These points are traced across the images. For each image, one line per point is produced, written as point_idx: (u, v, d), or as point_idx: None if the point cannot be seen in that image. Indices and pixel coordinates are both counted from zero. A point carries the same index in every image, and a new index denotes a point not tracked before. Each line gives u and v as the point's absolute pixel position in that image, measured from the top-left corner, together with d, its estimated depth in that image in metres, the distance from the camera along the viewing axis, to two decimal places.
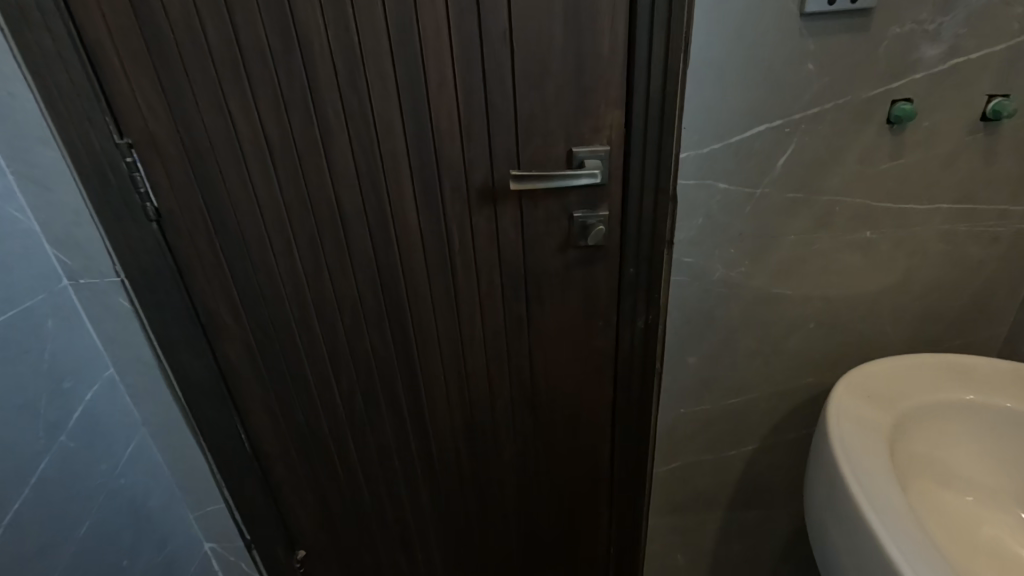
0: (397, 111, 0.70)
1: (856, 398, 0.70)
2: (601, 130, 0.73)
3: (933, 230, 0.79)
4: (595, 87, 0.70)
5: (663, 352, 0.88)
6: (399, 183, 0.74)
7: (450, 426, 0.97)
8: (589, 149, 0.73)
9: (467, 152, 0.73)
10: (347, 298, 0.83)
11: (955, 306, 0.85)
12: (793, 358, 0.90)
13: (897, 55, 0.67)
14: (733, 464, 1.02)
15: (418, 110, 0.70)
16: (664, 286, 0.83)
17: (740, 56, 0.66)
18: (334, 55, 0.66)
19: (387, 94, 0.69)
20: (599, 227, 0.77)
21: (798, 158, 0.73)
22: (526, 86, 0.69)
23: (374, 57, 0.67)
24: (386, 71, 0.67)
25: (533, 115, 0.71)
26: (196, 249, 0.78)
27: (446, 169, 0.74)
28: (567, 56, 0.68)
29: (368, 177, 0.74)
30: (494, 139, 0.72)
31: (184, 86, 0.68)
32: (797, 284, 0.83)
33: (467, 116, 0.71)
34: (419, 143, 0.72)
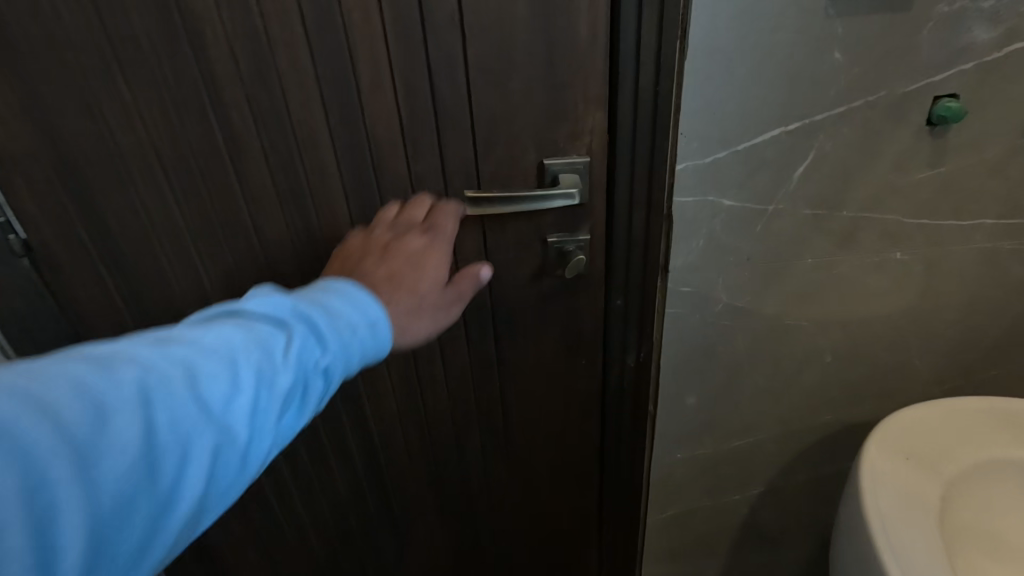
0: (322, 114, 0.55)
1: (897, 461, 0.57)
2: (580, 136, 0.59)
3: (973, 248, 0.67)
4: (571, 82, 0.56)
5: (657, 392, 0.76)
6: (333, 204, 0.60)
7: (412, 480, 0.83)
8: (565, 160, 0.59)
9: (415, 166, 0.59)
10: None
11: (991, 332, 0.74)
12: (806, 394, 0.77)
13: (943, 41, 0.54)
14: (738, 509, 0.90)
15: (348, 113, 0.55)
16: (658, 318, 0.70)
17: (751, 42, 0.52)
18: (234, 43, 0.51)
19: (307, 94, 0.54)
20: (580, 255, 0.63)
21: (818, 167, 0.60)
22: (485, 82, 0.55)
23: (286, 46, 0.52)
24: (303, 64, 0.53)
25: (494, 118, 0.57)
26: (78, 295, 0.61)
27: (389, 186, 0.60)
28: (536, 45, 0.54)
29: (292, 197, 0.59)
30: (448, 149, 0.58)
31: (34, 87, 0.51)
32: (813, 313, 0.71)
33: (414, 121, 0.56)
34: (352, 154, 0.58)
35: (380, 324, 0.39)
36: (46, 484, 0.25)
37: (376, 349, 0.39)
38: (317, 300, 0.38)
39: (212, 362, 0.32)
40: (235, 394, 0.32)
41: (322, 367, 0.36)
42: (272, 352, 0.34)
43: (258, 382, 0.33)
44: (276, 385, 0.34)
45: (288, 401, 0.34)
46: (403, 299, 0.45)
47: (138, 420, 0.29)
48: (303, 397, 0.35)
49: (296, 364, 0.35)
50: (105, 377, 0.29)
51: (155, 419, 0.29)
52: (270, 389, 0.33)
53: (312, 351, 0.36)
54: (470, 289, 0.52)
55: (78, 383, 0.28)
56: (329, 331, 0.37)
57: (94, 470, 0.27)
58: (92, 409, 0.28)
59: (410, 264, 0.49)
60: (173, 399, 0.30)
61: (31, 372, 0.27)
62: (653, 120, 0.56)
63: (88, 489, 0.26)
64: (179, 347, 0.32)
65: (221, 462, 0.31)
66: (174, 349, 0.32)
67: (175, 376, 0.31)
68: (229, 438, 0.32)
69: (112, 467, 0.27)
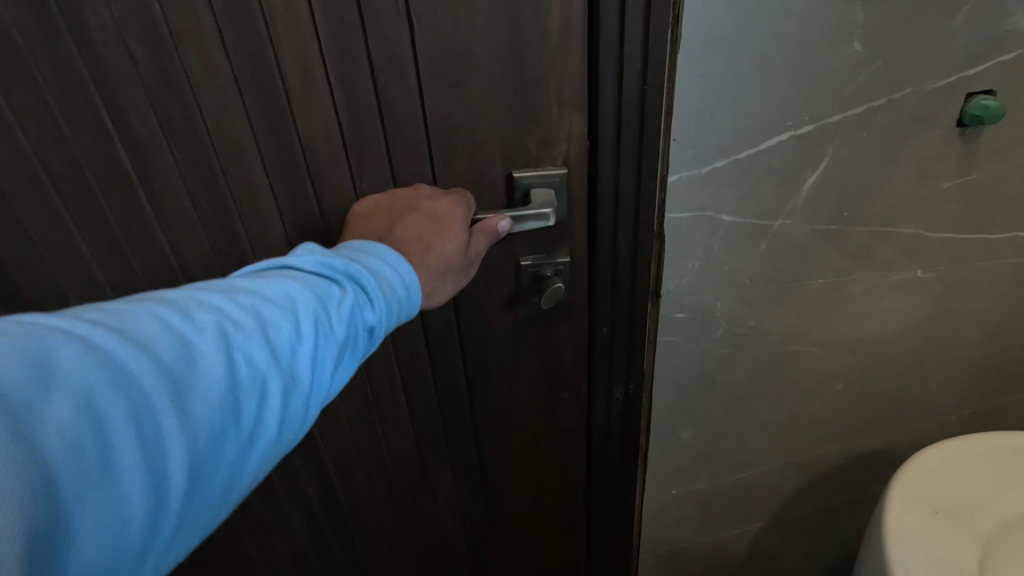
0: (244, 123, 0.46)
1: (926, 518, 0.50)
2: (555, 142, 0.50)
3: (1002, 264, 0.59)
4: (544, 81, 0.47)
5: (649, 426, 0.68)
6: (265, 227, 0.51)
7: (379, 525, 0.75)
8: (538, 171, 0.51)
9: (361, 184, 0.50)
10: None
11: (1017, 355, 0.66)
12: (814, 425, 0.70)
13: (979, 29, 0.46)
14: (739, 546, 0.82)
15: (277, 120, 0.46)
16: (649, 347, 0.62)
17: (756, 31, 0.44)
18: (127, 38, 0.42)
19: (224, 99, 0.45)
20: (557, 283, 0.55)
21: (832, 177, 0.52)
22: (439, 82, 0.46)
23: (193, 41, 0.42)
24: (216, 63, 0.43)
25: (453, 125, 0.48)
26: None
27: (333, 204, 0.51)
28: (499, 36, 0.45)
29: (216, 219, 0.50)
30: (399, 162, 0.49)
31: None
32: (822, 338, 0.63)
33: (357, 130, 0.48)
34: (285, 168, 0.49)
35: (412, 283, 0.38)
36: (151, 414, 0.26)
37: (411, 308, 0.38)
38: (359, 258, 0.36)
39: (274, 310, 0.31)
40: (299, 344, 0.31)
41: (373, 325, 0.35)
42: (329, 308, 0.33)
43: (320, 331, 0.32)
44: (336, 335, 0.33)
45: (348, 352, 0.34)
46: (429, 261, 0.43)
47: (220, 357, 0.29)
48: (358, 353, 0.35)
49: (353, 319, 0.34)
50: (186, 320, 0.29)
51: (235, 360, 0.29)
52: (330, 343, 0.32)
53: (365, 308, 0.35)
54: (485, 249, 0.49)
55: (166, 325, 0.28)
56: (378, 291, 0.35)
57: (186, 403, 0.27)
58: (182, 348, 0.28)
59: (432, 223, 0.45)
60: (249, 343, 0.30)
61: (127, 316, 0.28)
62: (640, 125, 0.48)
63: (182, 422, 0.27)
64: (250, 296, 0.31)
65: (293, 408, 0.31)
66: (240, 297, 0.31)
67: (244, 320, 0.30)
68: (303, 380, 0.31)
69: (202, 402, 0.28)
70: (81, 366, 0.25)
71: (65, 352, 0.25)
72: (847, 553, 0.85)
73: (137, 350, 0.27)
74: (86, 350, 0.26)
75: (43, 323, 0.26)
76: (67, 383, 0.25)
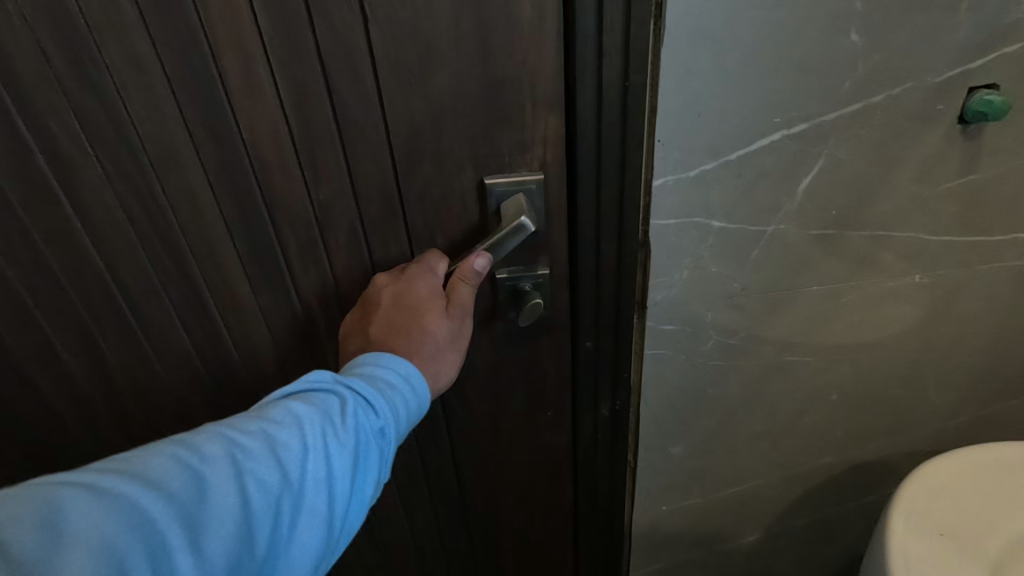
0: (180, 127, 0.42)
1: (933, 541, 0.47)
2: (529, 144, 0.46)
3: (1004, 267, 0.56)
4: (514, 78, 0.42)
5: (637, 442, 0.64)
6: (209, 239, 0.47)
7: (353, 551, 0.71)
8: (510, 178, 0.47)
9: (315, 191, 0.46)
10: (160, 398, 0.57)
11: (1018, 360, 0.64)
12: (808, 436, 0.67)
13: (984, 19, 0.42)
14: (733, 560, 0.79)
15: (217, 123, 0.42)
16: (635, 361, 0.58)
17: (746, 21, 0.40)
18: (37, 31, 0.37)
19: (155, 99, 0.40)
20: (535, 297, 0.50)
21: (827, 179, 0.48)
22: (398, 80, 0.42)
23: (114, 35, 0.38)
24: (143, 60, 0.39)
25: (416, 128, 0.44)
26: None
27: (286, 215, 0.47)
28: (464, 29, 0.40)
29: (153, 232, 0.46)
30: (359, 168, 0.45)
31: None
32: (817, 347, 0.60)
33: (308, 133, 0.43)
34: (230, 177, 0.44)
35: (412, 376, 0.42)
36: (167, 552, 0.30)
37: (417, 399, 0.42)
38: (358, 366, 0.41)
39: (283, 432, 0.36)
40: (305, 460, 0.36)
41: (379, 429, 0.39)
42: (334, 419, 0.37)
43: (325, 443, 0.36)
44: (340, 445, 0.37)
45: (355, 459, 0.37)
46: (419, 349, 0.44)
47: (238, 478, 0.34)
48: (370, 457, 0.38)
49: (353, 425, 0.37)
50: (198, 455, 0.34)
51: (246, 482, 0.34)
52: (341, 452, 0.37)
53: (367, 415, 0.38)
54: (472, 296, 0.47)
55: (177, 461, 0.33)
56: (377, 395, 0.39)
57: (206, 529, 0.32)
58: (193, 482, 0.32)
59: (405, 306, 0.45)
60: (260, 465, 0.34)
61: (141, 461, 0.33)
62: (620, 126, 0.44)
63: (196, 556, 0.31)
64: (255, 424, 0.36)
65: (311, 511, 0.35)
66: (248, 425, 0.36)
67: (257, 444, 0.35)
68: (312, 491, 0.35)
69: (217, 529, 0.32)
70: (97, 514, 0.30)
71: (77, 508, 0.29)
72: (843, 563, 0.82)
73: (150, 490, 0.31)
74: (128, 478, 0.32)
75: (77, 470, 0.32)
76: (80, 535, 0.29)
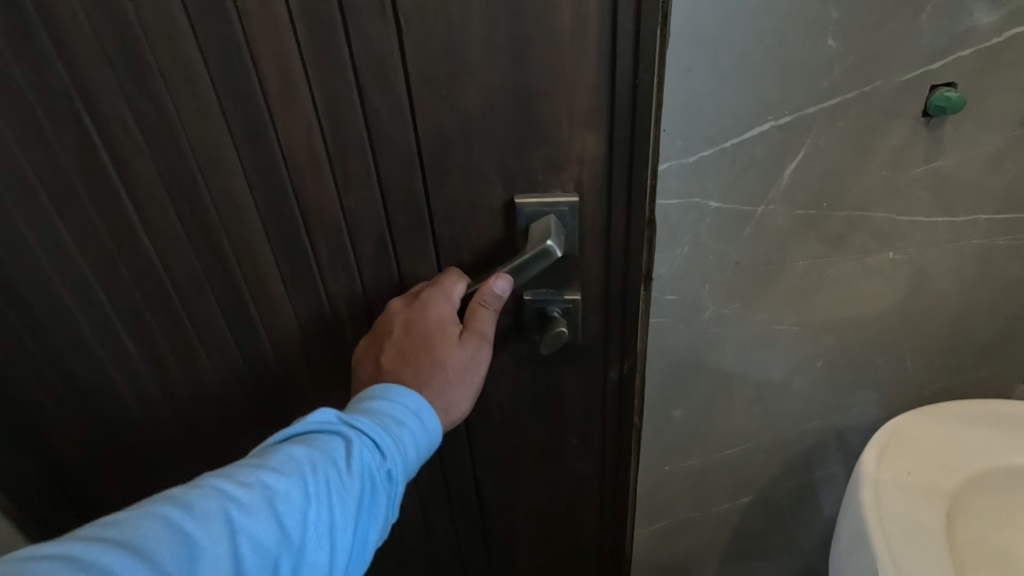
0: (221, 117, 0.52)
1: (899, 480, 0.55)
2: (564, 161, 0.54)
3: (969, 245, 0.64)
4: (539, 80, 0.50)
5: (641, 405, 0.71)
6: (241, 211, 0.58)
7: None
8: (544, 199, 0.55)
9: (343, 173, 0.55)
10: (196, 342, 0.69)
11: (989, 333, 0.70)
12: (797, 402, 0.74)
13: (942, 27, 0.49)
14: (728, 519, 0.86)
15: (251, 117, 0.52)
16: (641, 328, 0.65)
17: (738, 28, 0.47)
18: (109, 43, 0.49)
19: (200, 96, 0.51)
20: (560, 326, 0.60)
21: (810, 166, 0.55)
22: (426, 83, 0.50)
23: (170, 44, 0.48)
24: (190, 65, 0.49)
25: (446, 121, 0.52)
26: (10, 281, 0.63)
27: (315, 196, 0.57)
28: (497, 38, 0.48)
29: (198, 203, 0.57)
30: (379, 161, 0.54)
31: None
32: (803, 318, 0.67)
33: (343, 124, 0.52)
34: (265, 161, 0.54)
35: (421, 411, 0.51)
36: None
37: (423, 435, 0.50)
38: (368, 407, 0.50)
39: (281, 488, 0.43)
40: (307, 507, 0.44)
41: (380, 469, 0.47)
42: (337, 465, 0.46)
43: (322, 494, 0.44)
44: (341, 490, 0.45)
45: (354, 503, 0.46)
46: (433, 385, 0.53)
47: (231, 537, 0.41)
48: (365, 500, 0.47)
49: (349, 475, 0.46)
50: (191, 517, 0.41)
51: (242, 539, 0.41)
52: (341, 496, 0.45)
53: (371, 457, 0.47)
54: (488, 327, 0.56)
55: (170, 525, 0.40)
56: (377, 442, 0.47)
57: None
58: (186, 545, 0.40)
59: (422, 341, 0.54)
60: (257, 521, 0.42)
61: (134, 526, 0.40)
62: (629, 120, 0.51)
63: None
64: (256, 479, 0.44)
65: (307, 555, 0.43)
66: (245, 483, 0.43)
67: (255, 501, 0.43)
68: (307, 540, 0.44)
69: None
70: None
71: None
72: None
73: (143, 557, 0.38)
74: (120, 548, 0.38)
75: (71, 543, 0.38)
76: None
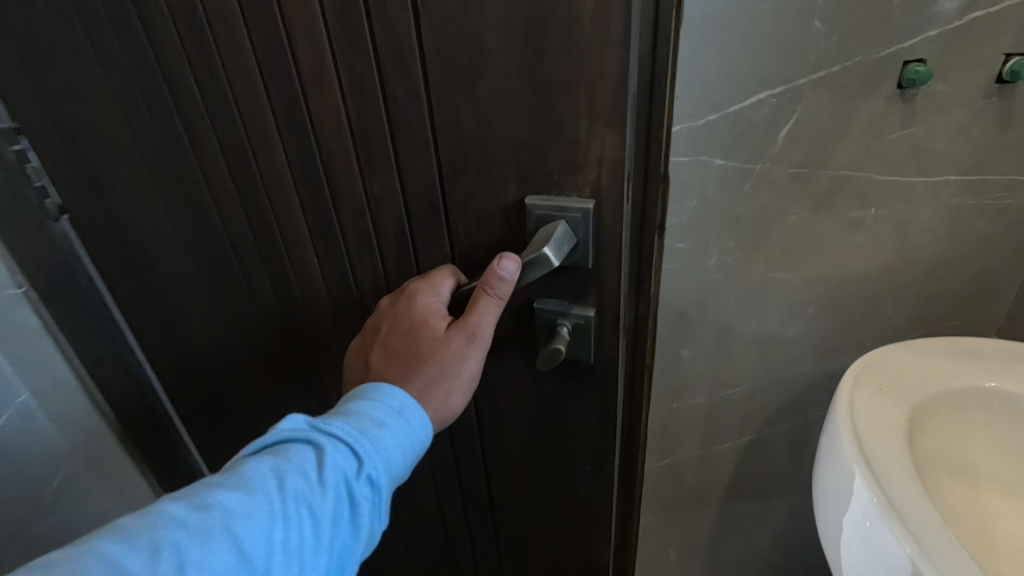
0: (252, 56, 0.64)
1: (869, 392, 0.65)
2: (580, 160, 0.60)
3: (941, 204, 0.73)
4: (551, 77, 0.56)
5: (654, 346, 0.81)
6: (267, 137, 0.69)
7: None
8: (551, 203, 0.63)
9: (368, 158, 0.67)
10: (229, 253, 0.82)
11: (960, 284, 0.81)
12: (791, 347, 0.84)
13: (911, 12, 0.59)
14: (730, 458, 0.97)
15: (277, 56, 0.63)
16: (655, 272, 0.73)
17: (739, 12, 0.57)
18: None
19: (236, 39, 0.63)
20: (558, 344, 0.70)
21: (800, 130, 0.65)
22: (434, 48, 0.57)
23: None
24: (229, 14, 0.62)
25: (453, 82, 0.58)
26: (103, 191, 0.81)
27: (331, 131, 0.66)
28: (514, 33, 0.55)
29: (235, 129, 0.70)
30: (385, 108, 0.62)
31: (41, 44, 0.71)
32: (795, 268, 0.77)
33: (366, 115, 0.64)
34: (287, 96, 0.65)
35: (405, 408, 0.60)
36: None
37: (406, 433, 0.59)
38: (350, 414, 0.58)
39: (237, 512, 0.51)
40: (266, 527, 0.51)
41: (346, 478, 0.55)
42: (301, 480, 0.54)
43: (280, 512, 0.52)
44: (308, 503, 0.53)
45: (321, 514, 0.54)
46: (420, 379, 0.63)
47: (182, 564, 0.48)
48: (331, 512, 0.54)
49: (316, 490, 0.53)
50: (139, 551, 0.48)
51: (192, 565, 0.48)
52: (306, 510, 0.53)
53: (334, 467, 0.55)
54: (484, 320, 0.63)
55: (114, 560, 0.47)
56: (342, 452, 0.55)
57: None
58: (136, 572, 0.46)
59: (414, 337, 0.64)
60: (211, 545, 0.49)
61: (82, 561, 0.47)
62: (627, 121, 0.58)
63: None
64: (209, 505, 0.51)
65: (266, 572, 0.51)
66: (197, 513, 0.51)
67: (212, 527, 0.50)
68: (266, 560, 0.51)
69: None
70: None
71: None
72: None
73: None
74: None
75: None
76: None
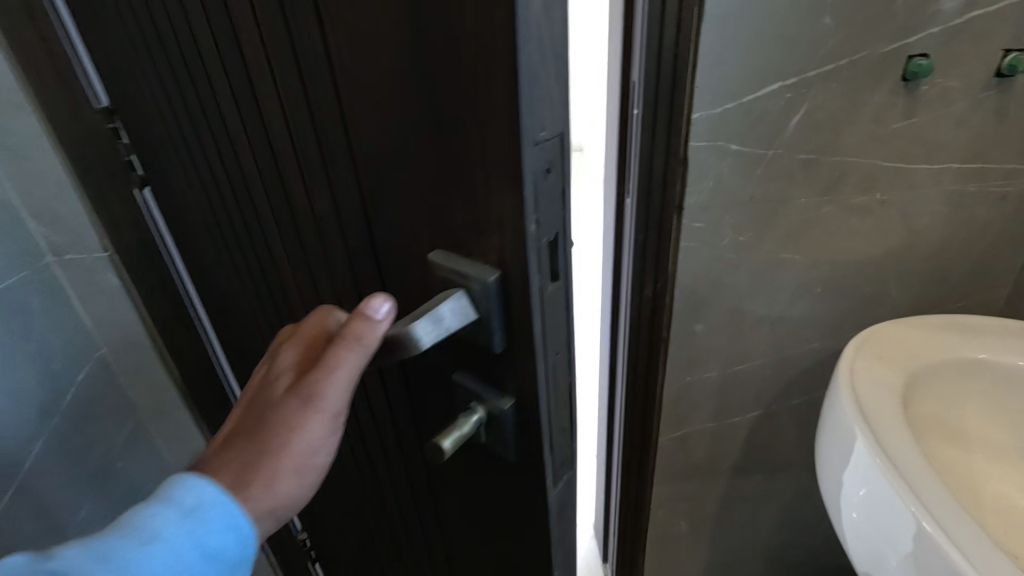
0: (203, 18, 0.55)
1: (869, 359, 0.70)
2: (485, 222, 0.42)
3: (944, 190, 0.79)
4: (456, 82, 0.37)
5: (670, 323, 0.87)
6: (225, 113, 0.61)
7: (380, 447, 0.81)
8: (454, 260, 0.45)
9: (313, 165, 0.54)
10: (218, 232, 0.76)
11: (960, 267, 0.86)
12: (799, 324, 0.90)
13: (915, 10, 0.65)
14: (739, 431, 1.02)
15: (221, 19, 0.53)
16: (673, 251, 0.80)
17: (756, 9, 0.63)
18: None
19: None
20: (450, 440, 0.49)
21: (810, 119, 0.71)
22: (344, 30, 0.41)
23: None
24: None
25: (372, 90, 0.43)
26: (153, 162, 0.78)
27: (276, 118, 0.55)
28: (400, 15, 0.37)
29: (200, 100, 0.63)
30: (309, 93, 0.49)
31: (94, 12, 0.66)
32: (804, 249, 0.82)
33: (297, 122, 0.52)
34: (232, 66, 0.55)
35: (201, 509, 0.44)
36: None
37: (200, 548, 0.43)
38: (127, 522, 0.44)
39: None
40: None
41: None
42: None
43: None
44: None
45: None
46: (239, 469, 0.47)
47: None
48: None
49: None
50: None
51: None
52: None
53: None
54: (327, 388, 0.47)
55: None
56: None
57: None
58: None
59: (263, 400, 0.49)
60: None
61: None
62: (528, 182, 0.38)
63: None
64: None
65: None
66: None
67: None
68: None
69: None
70: None
71: None
72: None
73: None
74: None
75: None
76: None
